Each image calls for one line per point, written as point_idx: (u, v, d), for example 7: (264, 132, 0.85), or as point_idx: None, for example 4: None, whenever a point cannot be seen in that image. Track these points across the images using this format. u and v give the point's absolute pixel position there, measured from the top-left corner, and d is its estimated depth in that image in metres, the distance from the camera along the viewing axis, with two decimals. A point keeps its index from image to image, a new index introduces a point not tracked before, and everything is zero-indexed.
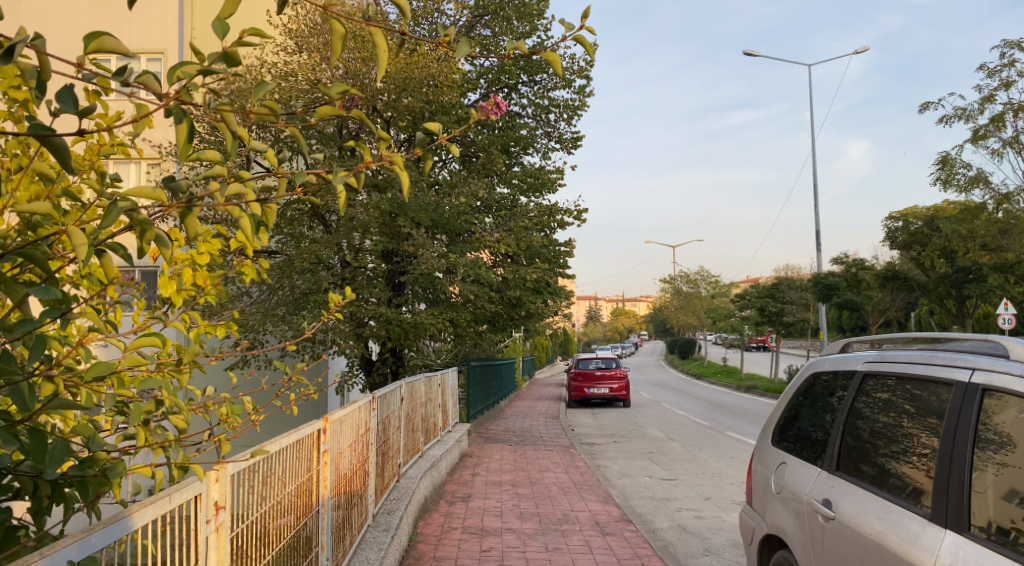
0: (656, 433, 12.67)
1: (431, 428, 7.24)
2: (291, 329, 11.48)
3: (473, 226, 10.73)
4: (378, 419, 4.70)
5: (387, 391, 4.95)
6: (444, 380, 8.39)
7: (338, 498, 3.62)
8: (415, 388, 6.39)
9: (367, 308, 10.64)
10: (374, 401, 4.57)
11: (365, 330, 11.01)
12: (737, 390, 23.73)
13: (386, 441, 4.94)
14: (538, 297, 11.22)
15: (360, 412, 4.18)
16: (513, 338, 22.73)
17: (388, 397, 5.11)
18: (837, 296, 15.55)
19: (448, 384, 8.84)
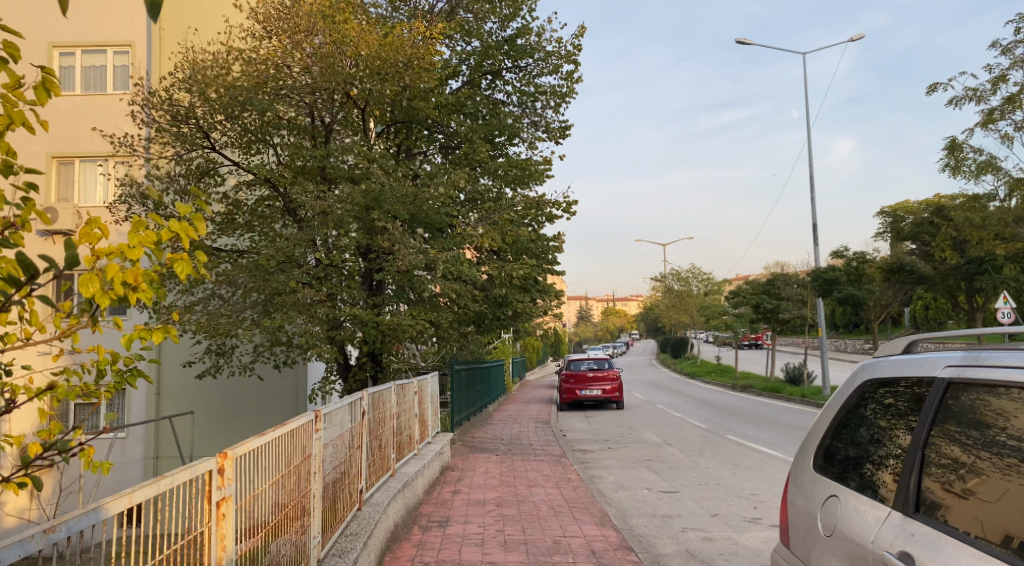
0: (653, 438, 11.95)
1: (405, 441, 6.52)
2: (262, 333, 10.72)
3: (455, 220, 9.98)
4: (325, 444, 3.95)
5: (338, 406, 4.22)
6: (422, 386, 7.68)
7: (250, 553, 2.90)
8: (383, 398, 5.70)
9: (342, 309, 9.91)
10: (319, 420, 3.83)
11: (340, 333, 10.26)
12: (734, 390, 23.06)
13: (339, 466, 4.21)
14: (525, 295, 10.47)
15: (292, 438, 3.44)
16: (502, 339, 21.95)
17: (342, 413, 4.38)
18: (839, 291, 15.09)
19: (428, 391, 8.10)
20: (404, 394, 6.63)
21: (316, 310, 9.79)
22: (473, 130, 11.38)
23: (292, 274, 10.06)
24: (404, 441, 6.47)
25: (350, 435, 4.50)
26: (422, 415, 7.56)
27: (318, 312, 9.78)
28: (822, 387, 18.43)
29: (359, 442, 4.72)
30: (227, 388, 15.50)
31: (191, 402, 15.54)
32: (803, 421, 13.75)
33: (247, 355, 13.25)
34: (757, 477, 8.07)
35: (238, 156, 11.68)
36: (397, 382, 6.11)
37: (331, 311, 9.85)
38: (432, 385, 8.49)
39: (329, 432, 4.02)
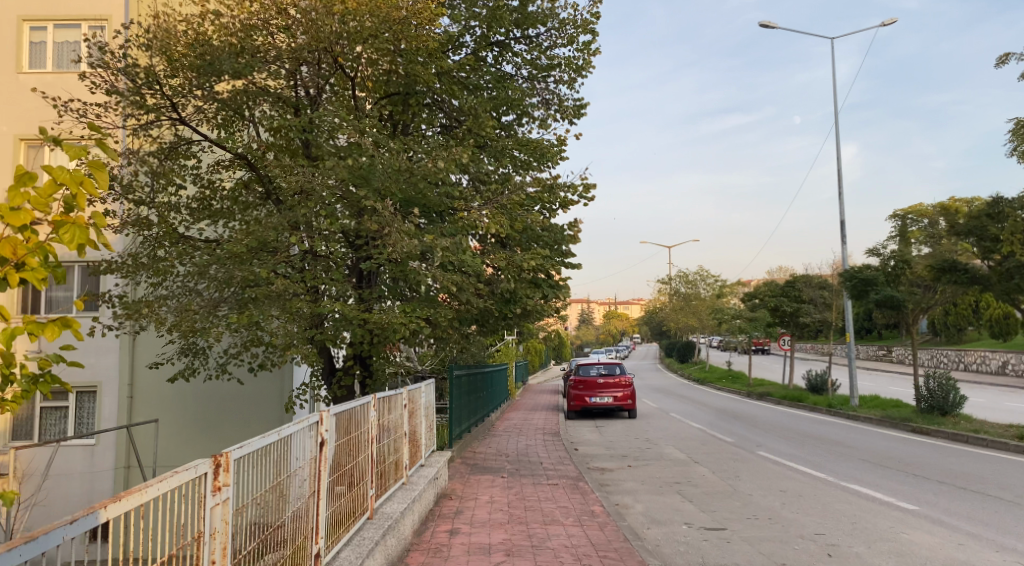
0: (676, 454, 10.61)
1: (391, 468, 5.24)
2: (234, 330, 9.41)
3: (456, 203, 8.61)
4: (235, 507, 2.69)
5: (268, 441, 2.95)
6: (416, 395, 6.43)
7: None
8: (359, 412, 4.43)
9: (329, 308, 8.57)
10: (224, 470, 2.59)
11: (322, 332, 8.84)
12: (750, 398, 21.69)
13: (267, 529, 2.96)
14: (536, 291, 9.03)
15: (147, 519, 2.19)
16: (504, 341, 20.63)
17: (277, 448, 3.10)
18: (875, 292, 13.99)
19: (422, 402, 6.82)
20: (389, 406, 5.36)
21: (292, 305, 8.38)
22: (478, 104, 10.04)
23: (266, 264, 8.77)
24: (390, 466, 5.21)
25: (291, 479, 3.24)
26: (414, 430, 6.26)
27: (294, 307, 8.37)
28: (849, 396, 17.08)
29: (308, 486, 3.46)
30: (205, 392, 14.19)
31: (165, 406, 14.24)
32: (839, 435, 12.42)
33: (219, 356, 11.93)
34: (813, 509, 6.75)
35: (212, 132, 10.37)
36: (381, 392, 4.86)
37: (310, 307, 8.49)
38: (427, 393, 7.17)
39: (244, 486, 2.75)
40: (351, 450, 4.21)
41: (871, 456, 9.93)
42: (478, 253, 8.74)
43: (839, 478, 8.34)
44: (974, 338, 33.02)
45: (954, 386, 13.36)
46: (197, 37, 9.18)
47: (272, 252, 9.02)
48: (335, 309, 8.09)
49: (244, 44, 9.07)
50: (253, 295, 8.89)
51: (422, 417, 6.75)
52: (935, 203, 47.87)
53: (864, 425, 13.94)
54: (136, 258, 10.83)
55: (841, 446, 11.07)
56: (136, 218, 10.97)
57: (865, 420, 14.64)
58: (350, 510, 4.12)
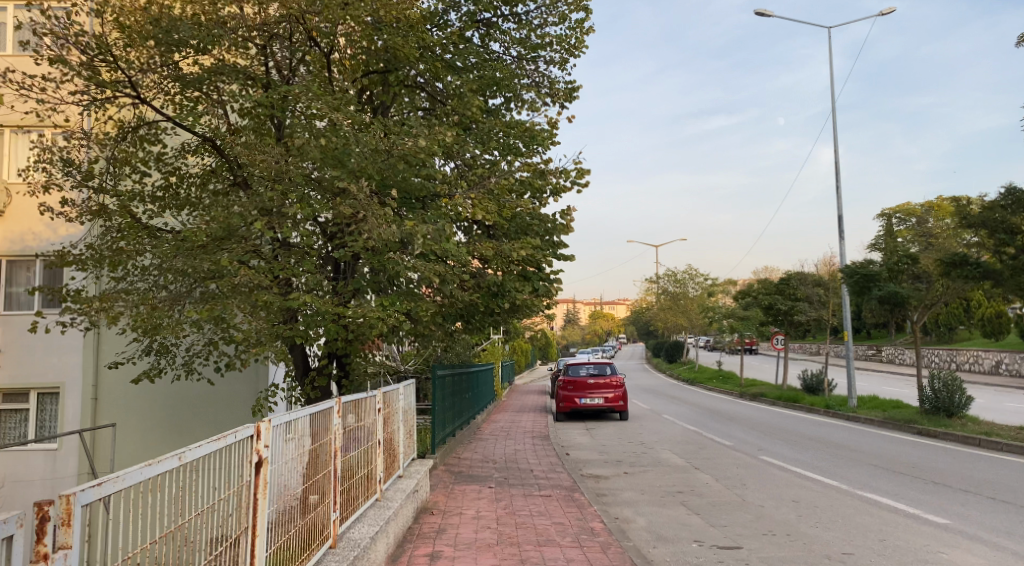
0: (674, 460, 9.95)
1: (359, 486, 4.59)
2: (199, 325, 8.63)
3: (440, 188, 7.88)
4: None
5: (151, 474, 2.35)
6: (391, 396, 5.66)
7: None
8: (309, 421, 3.79)
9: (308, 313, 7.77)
10: (56, 530, 2.03)
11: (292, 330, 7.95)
12: (743, 399, 21.11)
13: None
14: (526, 285, 8.28)
15: None
16: (490, 340, 19.90)
17: (173, 480, 2.49)
18: (878, 288, 13.43)
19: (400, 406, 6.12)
20: (358, 412, 4.69)
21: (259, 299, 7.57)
22: (463, 83, 9.32)
23: (232, 253, 8.03)
24: (358, 483, 4.55)
25: (199, 521, 2.63)
26: (390, 437, 5.58)
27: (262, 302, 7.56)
28: (848, 397, 16.53)
29: (230, 525, 2.85)
30: (172, 393, 13.35)
31: (130, 408, 13.37)
32: (842, 438, 11.83)
33: (185, 355, 11.14)
34: (832, 523, 6.11)
35: (175, 113, 9.59)
36: (344, 398, 4.23)
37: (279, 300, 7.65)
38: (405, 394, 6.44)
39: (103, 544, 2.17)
40: (298, 470, 3.59)
41: (882, 461, 9.31)
42: (463, 242, 7.96)
43: (853, 486, 7.72)
44: (966, 338, 32.71)
45: (960, 387, 12.82)
46: (155, 5, 8.41)
47: (238, 240, 8.25)
48: (304, 302, 7.31)
49: (208, 13, 8.31)
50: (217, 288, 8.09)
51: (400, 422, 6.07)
52: (923, 203, 47.75)
53: (866, 427, 13.36)
54: (93, 249, 9.97)
55: (847, 450, 10.47)
56: (94, 206, 10.15)
57: (866, 422, 14.09)
58: (297, 545, 3.53)
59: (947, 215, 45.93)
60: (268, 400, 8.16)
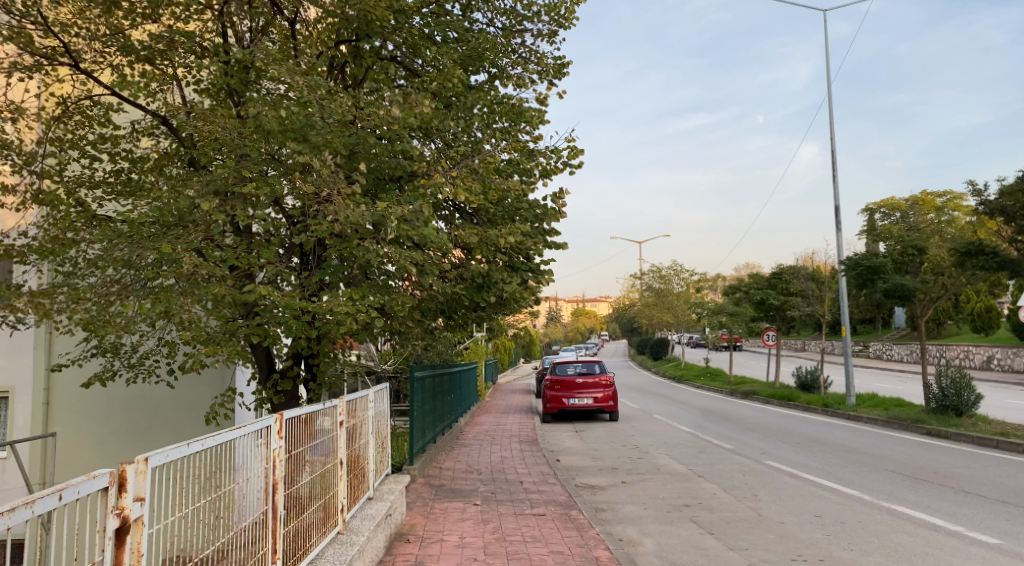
0: (675, 467, 9.16)
1: (313, 521, 3.86)
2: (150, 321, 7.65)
3: (417, 165, 6.90)
4: None
5: None
6: (355, 405, 4.82)
7: None
8: (223, 452, 2.94)
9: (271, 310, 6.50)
10: None
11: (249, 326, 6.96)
12: (734, 397, 20.45)
13: None
14: (513, 275, 7.39)
15: None
16: (473, 338, 18.99)
17: None
18: (883, 281, 12.77)
19: (370, 412, 5.29)
20: (303, 429, 3.88)
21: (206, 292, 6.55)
22: (444, 54, 8.43)
23: (183, 240, 7.08)
24: (308, 518, 3.81)
25: None
26: (356, 453, 4.78)
27: (211, 294, 6.55)
28: (846, 395, 15.88)
29: None
30: (132, 396, 12.09)
31: (83, 416, 12.02)
32: (850, 440, 11.12)
33: (141, 354, 10.16)
34: (868, 544, 5.33)
35: (122, 86, 8.59)
36: (281, 415, 3.49)
37: (232, 292, 6.64)
38: (377, 396, 5.58)
39: None
40: (201, 522, 2.75)
41: (901, 467, 8.58)
42: (443, 226, 6.96)
43: (878, 497, 6.96)
44: (953, 333, 32.42)
45: (969, 384, 12.17)
46: None
47: (189, 226, 7.27)
48: (259, 296, 6.33)
49: None
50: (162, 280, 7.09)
51: (370, 432, 5.26)
52: (906, 198, 47.54)
53: (871, 427, 12.66)
54: (33, 239, 8.95)
55: (859, 454, 9.73)
56: (32, 191, 9.11)
57: (869, 422, 13.41)
58: None
59: (931, 209, 45.87)
60: (225, 407, 7.20)
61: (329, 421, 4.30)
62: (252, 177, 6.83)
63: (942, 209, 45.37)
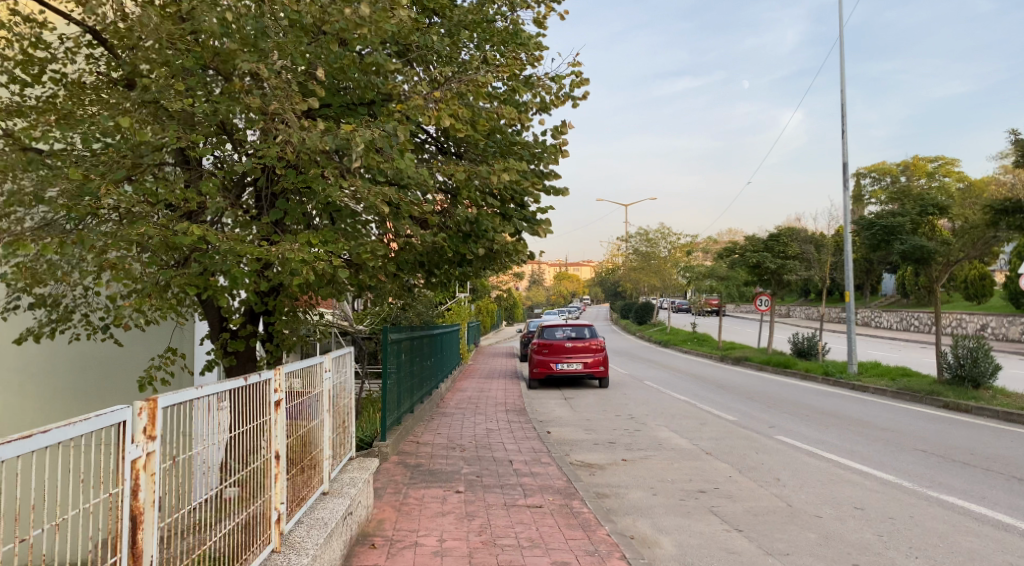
0: (678, 443, 8.25)
1: (225, 544, 2.79)
2: (73, 269, 6.34)
3: (393, 85, 5.69)
4: None
5: None
6: (296, 378, 3.70)
7: None
8: None
9: (214, 257, 5.27)
10: None
11: (173, 275, 5.61)
12: (726, 364, 19.65)
13: None
14: (505, 223, 6.27)
15: None
16: (455, 298, 17.91)
17: None
18: (900, 243, 11.83)
19: (322, 384, 4.18)
20: (207, 418, 2.66)
21: (127, 234, 5.24)
22: None
23: (109, 171, 5.79)
24: (219, 543, 2.75)
25: None
26: (300, 438, 3.72)
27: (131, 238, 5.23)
28: (848, 363, 15.09)
29: None
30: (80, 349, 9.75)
31: (27, 380, 9.60)
32: (863, 414, 10.27)
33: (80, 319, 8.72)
34: (933, 549, 4.42)
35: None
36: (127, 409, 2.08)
37: (163, 233, 5.34)
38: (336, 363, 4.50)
39: None
40: None
41: (930, 447, 7.72)
42: (423, 161, 5.78)
43: (920, 485, 6.07)
44: (945, 302, 31.89)
45: (988, 353, 11.36)
46: None
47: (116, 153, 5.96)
48: (197, 240, 5.12)
49: None
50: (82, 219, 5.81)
51: (324, 409, 4.17)
52: (898, 164, 46.72)
53: (881, 399, 11.83)
54: None
55: (879, 430, 8.85)
56: None
57: (877, 393, 12.61)
58: None
59: (923, 176, 45.12)
60: (164, 369, 6.05)
61: (258, 400, 3.18)
62: (192, 93, 5.54)
63: (934, 175, 44.70)
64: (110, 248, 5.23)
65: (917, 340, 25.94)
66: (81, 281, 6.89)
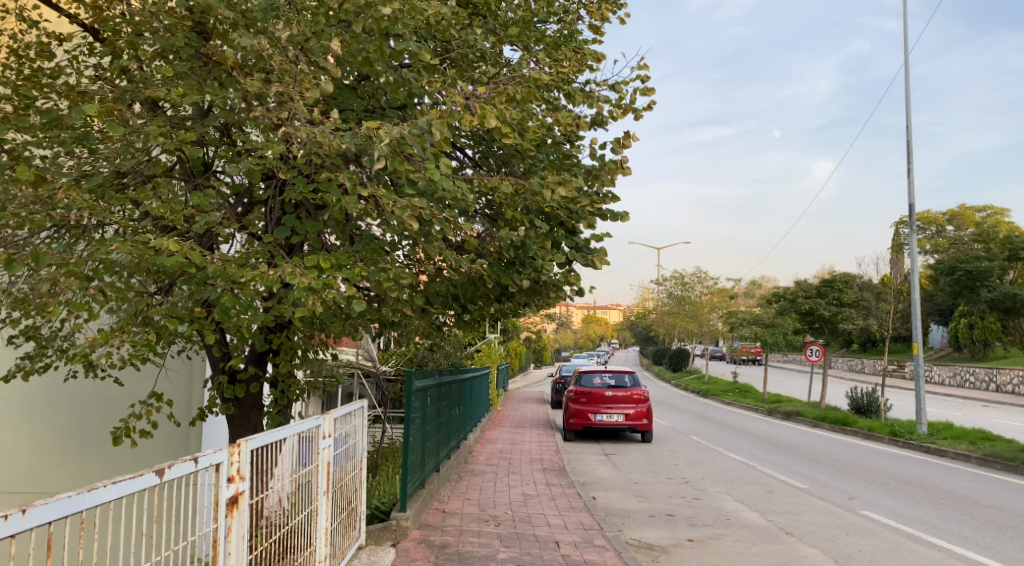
0: (749, 519, 6.99)
1: None
2: (33, 303, 5.23)
3: (426, 82, 4.68)
4: None
5: None
6: (263, 454, 2.86)
7: None
8: None
9: (201, 286, 4.23)
10: None
11: (152, 305, 4.54)
12: (775, 418, 18.18)
13: None
14: (556, 252, 5.23)
15: None
16: (485, 338, 16.77)
17: None
18: (989, 290, 10.54)
19: (302, 459, 3.31)
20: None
21: (92, 252, 4.20)
22: None
23: (87, 182, 4.76)
24: None
25: None
26: (262, 539, 2.83)
27: (98, 257, 4.19)
28: (917, 422, 13.65)
29: None
30: (73, 394, 8.29)
31: (43, 435, 8.15)
32: (954, 485, 8.92)
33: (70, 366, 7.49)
34: None
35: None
36: None
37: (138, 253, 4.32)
38: (329, 425, 3.65)
39: None
40: None
41: None
42: (459, 174, 4.76)
43: None
44: (1003, 356, 30.06)
45: None
46: None
47: (96, 156, 4.96)
48: (182, 263, 4.13)
49: None
50: (46, 234, 4.77)
51: (303, 489, 3.31)
52: (946, 212, 45.03)
53: (966, 466, 10.43)
54: None
55: (984, 509, 7.51)
56: None
57: (957, 458, 11.20)
58: None
59: (972, 225, 43.34)
60: (145, 420, 5.07)
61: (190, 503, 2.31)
62: (183, 87, 4.55)
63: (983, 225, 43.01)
64: (69, 268, 4.19)
65: (977, 399, 24.13)
66: (51, 319, 5.74)
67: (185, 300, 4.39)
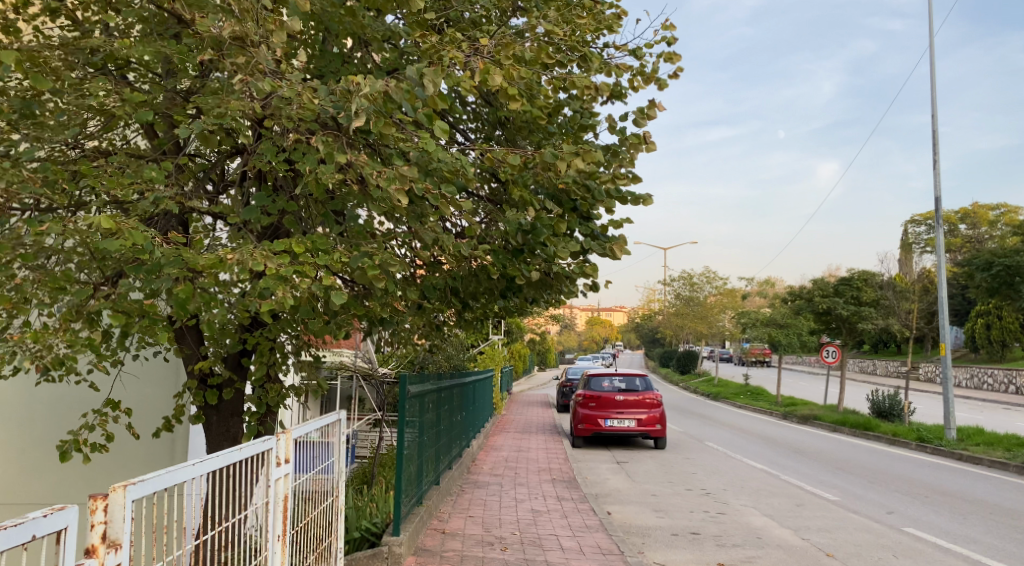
0: (783, 537, 6.32)
1: None
2: None
3: (420, 37, 3.99)
4: None
5: None
6: (164, 502, 2.05)
7: None
8: None
9: (151, 272, 3.53)
10: None
11: (98, 297, 3.85)
12: (791, 422, 17.47)
13: None
14: (569, 237, 4.55)
15: None
16: (489, 340, 16.08)
17: None
18: None
19: (234, 501, 2.50)
20: None
21: (22, 233, 3.52)
22: None
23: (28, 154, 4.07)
24: None
25: None
26: None
27: (28, 240, 3.51)
28: (945, 427, 12.93)
29: None
30: (43, 404, 7.45)
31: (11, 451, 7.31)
32: (998, 497, 8.21)
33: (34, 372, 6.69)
34: None
35: None
36: None
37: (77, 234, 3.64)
38: (285, 449, 3.03)
39: None
40: None
41: None
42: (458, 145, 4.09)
43: None
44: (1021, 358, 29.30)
45: None
46: None
47: None
48: (130, 246, 3.46)
49: None
50: None
51: (244, 535, 2.58)
52: (958, 211, 44.18)
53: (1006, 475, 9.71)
54: None
55: None
56: None
57: (993, 466, 10.49)
58: None
59: (986, 224, 42.45)
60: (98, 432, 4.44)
61: None
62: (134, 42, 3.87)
63: (997, 224, 42.17)
64: None
65: (997, 401, 23.36)
66: None
67: (135, 292, 3.72)
